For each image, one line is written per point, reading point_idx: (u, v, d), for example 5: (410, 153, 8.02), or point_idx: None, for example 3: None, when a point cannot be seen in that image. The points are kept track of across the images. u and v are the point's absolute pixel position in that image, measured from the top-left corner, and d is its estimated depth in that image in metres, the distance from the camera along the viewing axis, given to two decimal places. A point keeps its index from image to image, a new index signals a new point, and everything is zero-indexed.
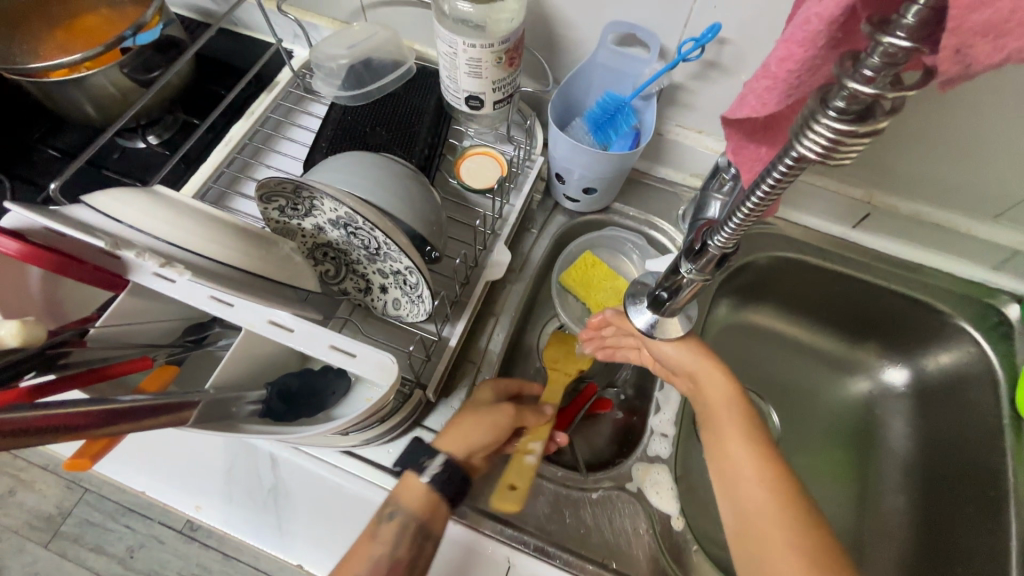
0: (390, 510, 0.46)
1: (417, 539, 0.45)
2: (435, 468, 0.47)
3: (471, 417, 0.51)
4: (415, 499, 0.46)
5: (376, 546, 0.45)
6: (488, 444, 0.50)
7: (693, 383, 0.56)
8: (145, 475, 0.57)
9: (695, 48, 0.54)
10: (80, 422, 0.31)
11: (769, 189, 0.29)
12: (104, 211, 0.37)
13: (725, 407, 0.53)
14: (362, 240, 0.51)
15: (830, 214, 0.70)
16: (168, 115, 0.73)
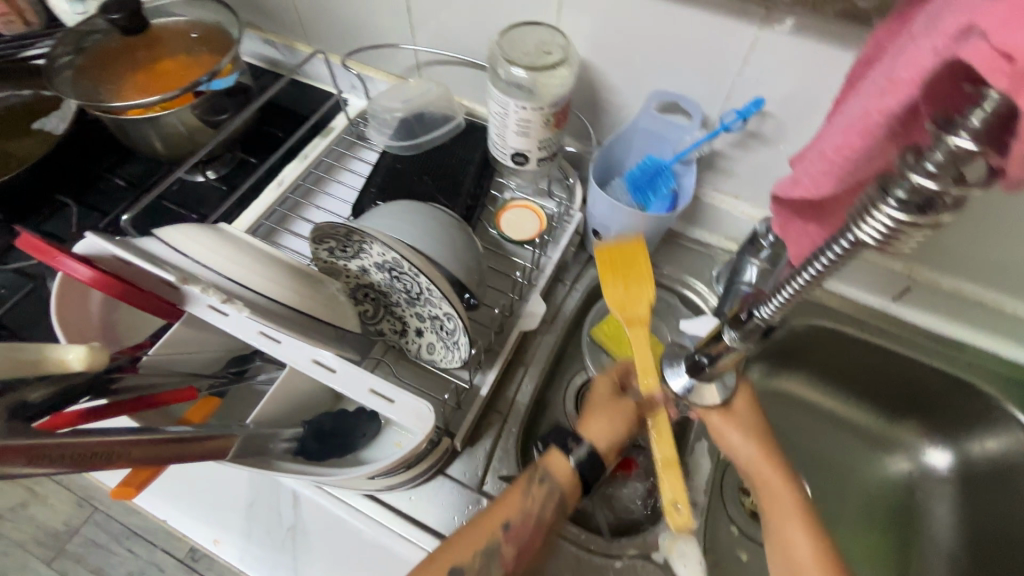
0: (541, 476, 0.49)
1: (557, 505, 0.49)
2: (578, 456, 0.50)
3: (602, 413, 0.52)
4: (563, 475, 0.49)
5: (527, 501, 0.48)
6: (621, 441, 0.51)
7: (750, 475, 0.51)
8: (173, 501, 0.57)
9: (738, 119, 0.56)
10: (134, 446, 0.32)
11: (821, 268, 0.30)
12: (174, 244, 0.39)
13: (789, 504, 0.48)
14: (404, 284, 0.52)
15: (870, 285, 0.69)
16: (228, 153, 0.77)
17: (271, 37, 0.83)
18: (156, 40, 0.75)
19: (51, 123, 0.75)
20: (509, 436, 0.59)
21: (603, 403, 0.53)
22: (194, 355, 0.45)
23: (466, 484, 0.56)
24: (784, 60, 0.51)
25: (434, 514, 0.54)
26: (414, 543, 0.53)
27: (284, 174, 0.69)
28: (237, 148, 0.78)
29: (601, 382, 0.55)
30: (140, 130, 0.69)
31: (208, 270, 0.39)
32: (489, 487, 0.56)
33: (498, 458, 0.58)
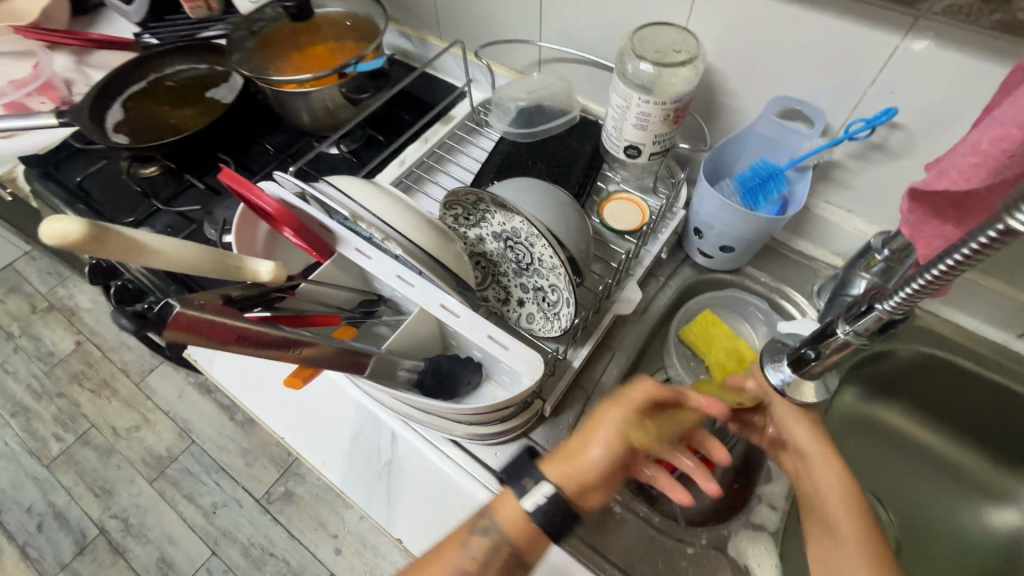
0: (482, 524, 0.43)
1: (509, 564, 0.42)
2: (540, 499, 0.42)
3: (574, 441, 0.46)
4: (513, 520, 0.42)
5: (467, 554, 0.41)
6: (597, 466, 0.44)
7: (804, 465, 0.52)
8: (290, 405, 0.64)
9: (865, 127, 0.55)
10: (300, 345, 0.38)
11: (961, 258, 0.30)
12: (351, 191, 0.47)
13: (840, 499, 0.48)
14: (517, 254, 0.57)
15: (992, 317, 0.65)
16: (359, 130, 0.86)
17: (408, 30, 0.92)
18: (315, 27, 0.86)
19: (220, 93, 0.87)
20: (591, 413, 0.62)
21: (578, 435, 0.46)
22: (336, 291, 0.52)
23: (548, 450, 0.60)
24: (925, 70, 0.50)
25: None
26: (497, 492, 0.57)
27: (407, 155, 0.77)
28: (366, 126, 0.87)
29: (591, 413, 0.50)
30: (294, 103, 0.79)
31: (369, 213, 0.46)
32: None
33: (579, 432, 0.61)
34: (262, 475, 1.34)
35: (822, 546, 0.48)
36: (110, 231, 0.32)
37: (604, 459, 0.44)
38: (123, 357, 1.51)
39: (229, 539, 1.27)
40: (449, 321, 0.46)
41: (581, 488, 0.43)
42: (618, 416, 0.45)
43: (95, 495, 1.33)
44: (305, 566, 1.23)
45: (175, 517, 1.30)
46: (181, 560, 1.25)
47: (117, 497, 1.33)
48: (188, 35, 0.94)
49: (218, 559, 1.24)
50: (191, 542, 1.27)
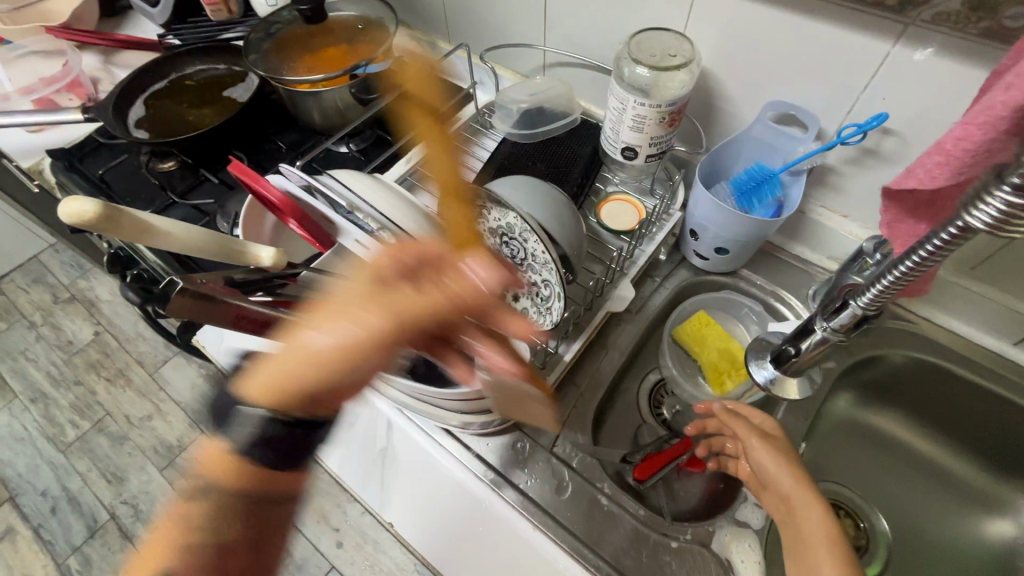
0: (202, 486, 0.35)
1: (249, 509, 0.36)
2: (242, 421, 0.36)
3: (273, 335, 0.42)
4: (221, 460, 0.36)
5: (191, 528, 0.34)
6: (309, 373, 0.37)
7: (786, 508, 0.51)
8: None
9: (857, 132, 0.56)
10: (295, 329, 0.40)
11: (927, 255, 0.31)
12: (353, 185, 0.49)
13: (820, 545, 0.47)
14: (512, 250, 0.59)
15: (987, 324, 0.65)
16: (368, 130, 0.89)
17: (418, 33, 0.95)
18: (328, 30, 0.89)
19: (238, 92, 0.91)
20: (583, 408, 0.63)
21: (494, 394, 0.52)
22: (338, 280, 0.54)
23: (539, 443, 0.61)
24: (914, 77, 0.51)
25: (506, 463, 0.59)
26: (486, 482, 0.58)
27: (413, 153, 0.79)
28: (375, 125, 0.90)
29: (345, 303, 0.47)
30: (306, 102, 0.82)
31: (367, 205, 0.49)
32: (560, 450, 0.61)
33: (570, 426, 0.63)
34: None
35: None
36: (122, 213, 0.35)
37: (324, 362, 0.37)
38: (139, 348, 1.56)
39: None
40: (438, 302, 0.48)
41: (284, 384, 0.36)
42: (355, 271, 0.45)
43: (107, 482, 1.37)
44: (307, 558, 1.25)
45: None
46: None
47: (128, 484, 1.36)
48: (209, 36, 0.98)
49: None
50: None
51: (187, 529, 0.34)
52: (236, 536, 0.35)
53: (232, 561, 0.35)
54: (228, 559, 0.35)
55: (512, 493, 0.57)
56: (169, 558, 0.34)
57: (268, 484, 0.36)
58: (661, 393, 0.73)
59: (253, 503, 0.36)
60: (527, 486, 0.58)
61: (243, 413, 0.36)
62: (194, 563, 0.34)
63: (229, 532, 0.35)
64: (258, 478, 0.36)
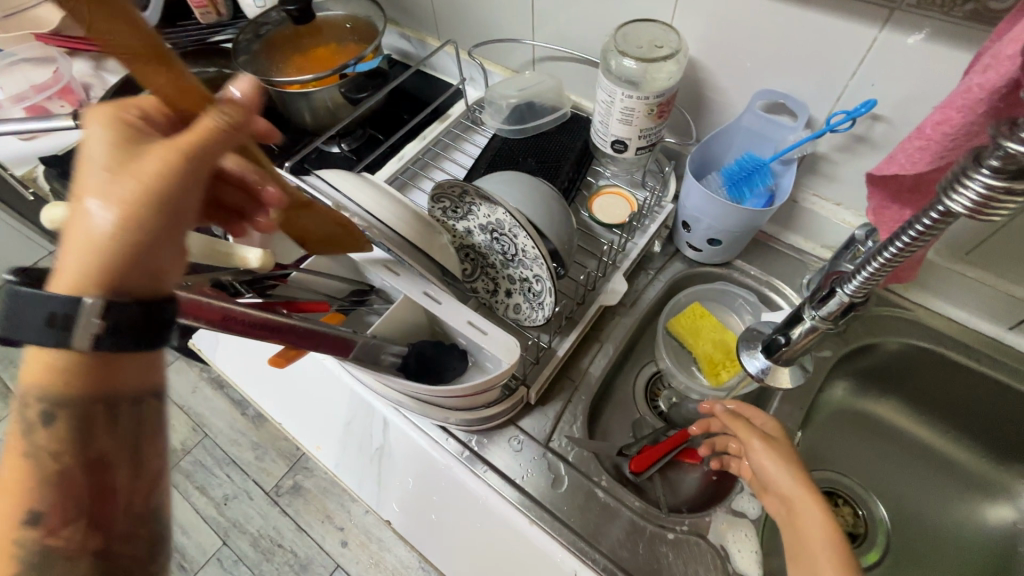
0: (30, 410, 0.28)
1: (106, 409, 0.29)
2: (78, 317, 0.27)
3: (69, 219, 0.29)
4: (37, 366, 0.28)
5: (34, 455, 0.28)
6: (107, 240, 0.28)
7: (787, 512, 0.50)
8: (288, 393, 0.67)
9: (846, 119, 0.56)
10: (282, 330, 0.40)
11: (910, 240, 0.31)
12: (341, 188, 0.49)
13: (820, 543, 0.46)
14: (503, 246, 0.59)
15: (982, 308, 0.65)
16: (360, 130, 0.89)
17: (407, 32, 0.94)
18: (317, 30, 0.89)
19: None
20: (578, 402, 0.64)
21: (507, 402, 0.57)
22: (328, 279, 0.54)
23: (535, 438, 0.61)
24: (902, 62, 0.51)
25: (502, 460, 0.60)
26: (484, 478, 0.59)
27: (405, 151, 0.79)
28: (366, 125, 0.89)
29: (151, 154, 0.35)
30: (296, 104, 0.82)
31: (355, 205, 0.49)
32: (555, 444, 0.61)
33: (565, 420, 0.63)
34: (271, 469, 1.37)
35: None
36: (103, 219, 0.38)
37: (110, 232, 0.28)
38: None
39: (239, 531, 1.30)
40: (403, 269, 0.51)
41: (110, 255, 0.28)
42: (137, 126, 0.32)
43: None
44: (313, 557, 1.26)
45: (188, 508, 1.34)
46: (193, 550, 1.29)
47: None
48: (200, 38, 0.97)
49: (229, 549, 1.27)
50: (203, 532, 1.30)
51: (32, 454, 0.28)
52: (102, 447, 0.29)
53: (95, 479, 0.29)
54: (103, 476, 0.29)
55: (509, 488, 0.58)
56: (19, 500, 0.27)
57: (110, 380, 0.29)
58: (658, 386, 0.73)
59: (109, 406, 0.29)
60: (524, 481, 0.58)
61: (64, 316, 0.26)
62: (59, 486, 0.28)
63: (99, 443, 0.29)
64: (91, 373, 0.29)
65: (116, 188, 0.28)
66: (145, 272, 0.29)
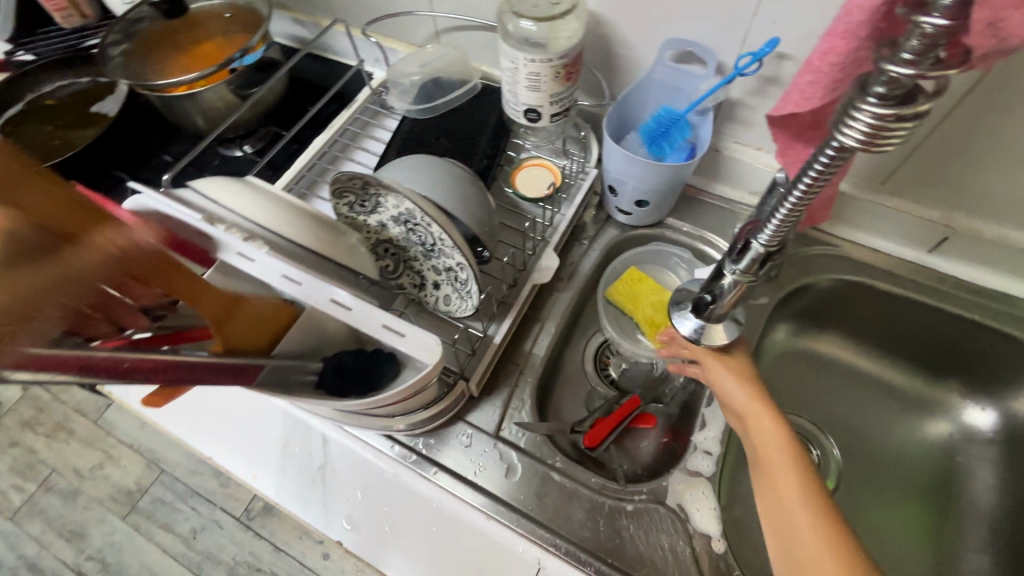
0: None
1: None
2: None
3: None
4: None
5: None
6: None
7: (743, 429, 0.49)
8: (212, 425, 0.62)
9: (753, 61, 0.54)
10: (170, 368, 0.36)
11: (813, 181, 0.29)
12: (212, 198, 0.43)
13: (778, 451, 0.46)
14: (420, 237, 0.55)
15: (902, 236, 0.66)
16: (263, 128, 0.83)
17: (300, 16, 0.88)
18: (196, 23, 0.80)
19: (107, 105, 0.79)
20: (525, 386, 0.61)
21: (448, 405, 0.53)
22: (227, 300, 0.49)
23: (484, 430, 0.59)
24: None
25: (451, 458, 0.57)
26: (435, 480, 0.56)
27: (311, 144, 0.73)
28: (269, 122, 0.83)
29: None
30: (183, 107, 0.75)
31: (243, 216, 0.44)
32: (506, 434, 0.59)
33: (513, 406, 0.61)
34: (238, 493, 1.31)
35: (766, 500, 0.45)
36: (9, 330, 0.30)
37: None
38: (76, 395, 1.45)
39: (213, 561, 1.25)
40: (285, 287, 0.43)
41: None
42: None
43: (66, 541, 1.29)
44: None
45: (153, 549, 1.26)
46: None
47: (90, 538, 1.28)
48: (71, 44, 0.85)
49: None
50: (174, 570, 1.24)
51: None
52: None
53: None
54: None
55: (462, 486, 0.55)
56: None
57: None
58: (607, 354, 0.71)
59: None
60: (478, 477, 0.56)
61: None
62: None
63: None
64: None
65: None
66: None
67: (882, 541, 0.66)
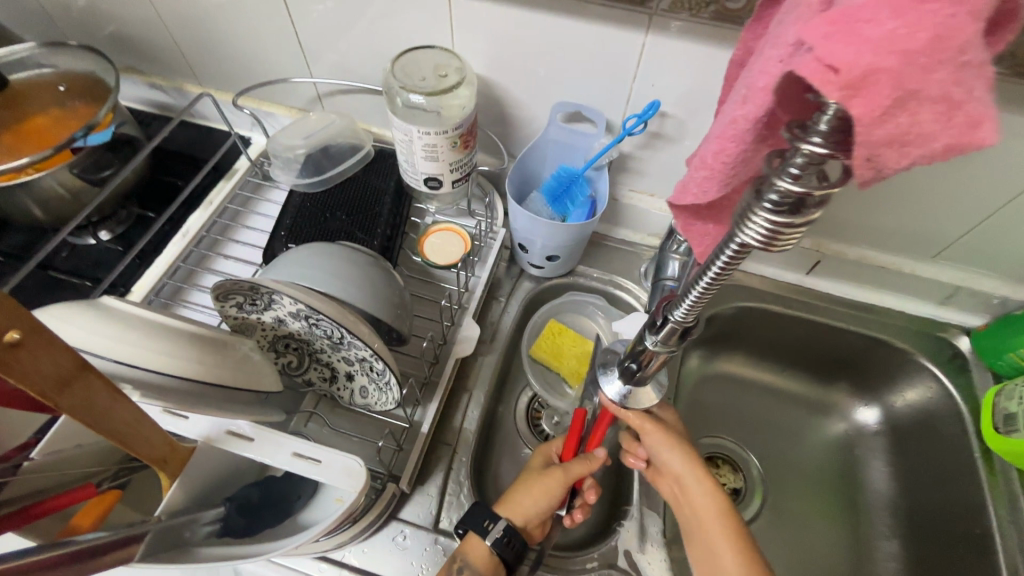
0: None
1: None
2: None
3: (46, 370, 0.24)
4: None
5: None
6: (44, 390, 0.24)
7: (680, 491, 0.56)
8: None
9: (639, 123, 0.57)
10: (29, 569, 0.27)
11: (719, 269, 0.30)
12: None
13: (710, 516, 0.53)
14: (324, 330, 0.49)
15: (784, 262, 0.73)
16: (122, 210, 0.73)
17: (158, 81, 0.80)
18: (20, 97, 0.68)
19: None
20: (460, 467, 0.58)
21: (533, 475, 0.54)
22: (91, 448, 0.41)
23: (421, 526, 0.54)
24: (669, 62, 0.53)
25: (387, 566, 0.52)
26: None
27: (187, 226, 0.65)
28: (131, 202, 0.73)
29: (113, 414, 0.30)
30: (15, 199, 0.63)
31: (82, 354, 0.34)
32: (445, 524, 0.55)
33: (450, 493, 0.57)
34: None
35: (695, 542, 0.53)
36: None
37: (39, 385, 0.24)
38: None
39: None
40: (178, 431, 0.39)
41: (28, 386, 0.23)
42: (103, 395, 0.28)
43: None
44: None
45: None
46: None
47: None
48: None
49: None
50: None
51: None
52: None
53: None
54: None
55: None
56: None
57: None
58: (537, 409, 0.70)
59: None
60: None
61: None
62: None
63: None
64: None
65: (57, 379, 0.25)
66: (30, 383, 0.23)
67: (809, 544, 0.71)
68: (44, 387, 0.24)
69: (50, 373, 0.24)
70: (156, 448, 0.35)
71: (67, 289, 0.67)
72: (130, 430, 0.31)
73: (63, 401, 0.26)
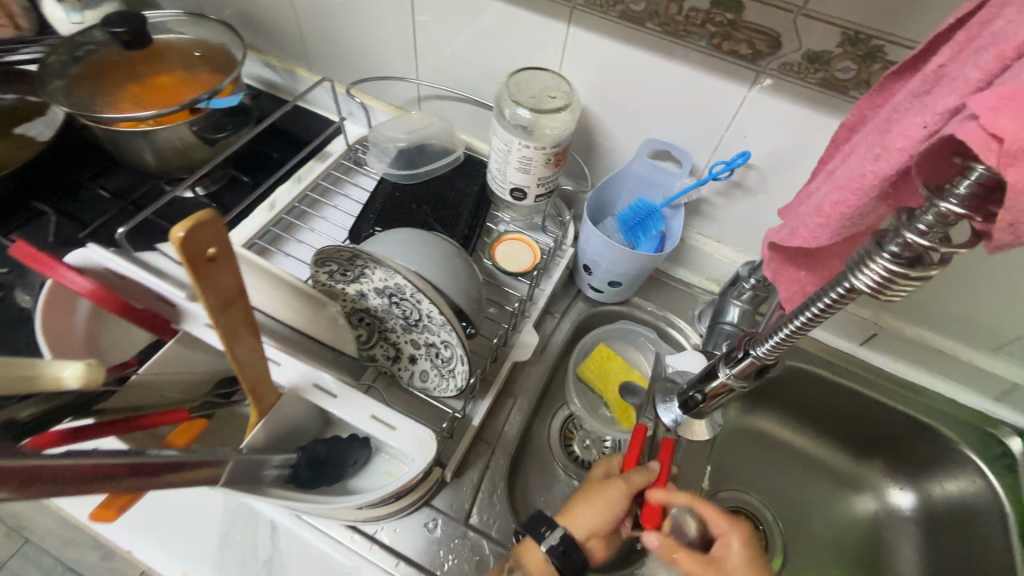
0: None
1: None
2: None
3: (222, 285, 0.27)
4: None
5: None
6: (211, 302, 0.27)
7: None
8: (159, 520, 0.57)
9: (726, 169, 0.60)
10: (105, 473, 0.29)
11: (816, 312, 0.32)
12: None
13: None
14: (403, 310, 0.52)
15: (838, 329, 0.74)
16: (219, 170, 0.77)
17: (273, 61, 0.87)
18: (157, 56, 0.74)
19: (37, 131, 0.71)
20: (497, 467, 0.59)
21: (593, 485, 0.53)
22: (181, 377, 0.44)
23: (452, 517, 0.56)
24: (768, 119, 0.56)
25: (415, 549, 0.53)
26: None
27: (276, 199, 0.70)
28: (229, 166, 0.79)
29: (243, 343, 0.32)
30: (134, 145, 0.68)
31: None
32: (475, 520, 0.56)
33: (484, 491, 0.58)
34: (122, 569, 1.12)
35: None
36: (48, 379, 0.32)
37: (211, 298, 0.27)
38: None
39: None
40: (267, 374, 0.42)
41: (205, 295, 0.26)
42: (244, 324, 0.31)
43: None
44: None
45: None
46: None
47: None
48: None
49: None
50: None
51: None
52: None
53: None
54: None
55: None
56: None
57: None
58: (570, 430, 0.71)
59: None
60: (445, 571, 0.52)
61: None
62: None
63: None
64: None
65: (224, 298, 0.28)
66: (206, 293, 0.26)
67: None
68: (213, 301, 0.27)
69: (222, 291, 0.28)
70: (258, 386, 0.37)
71: (160, 234, 0.71)
72: (248, 362, 0.34)
73: (220, 317, 0.29)
